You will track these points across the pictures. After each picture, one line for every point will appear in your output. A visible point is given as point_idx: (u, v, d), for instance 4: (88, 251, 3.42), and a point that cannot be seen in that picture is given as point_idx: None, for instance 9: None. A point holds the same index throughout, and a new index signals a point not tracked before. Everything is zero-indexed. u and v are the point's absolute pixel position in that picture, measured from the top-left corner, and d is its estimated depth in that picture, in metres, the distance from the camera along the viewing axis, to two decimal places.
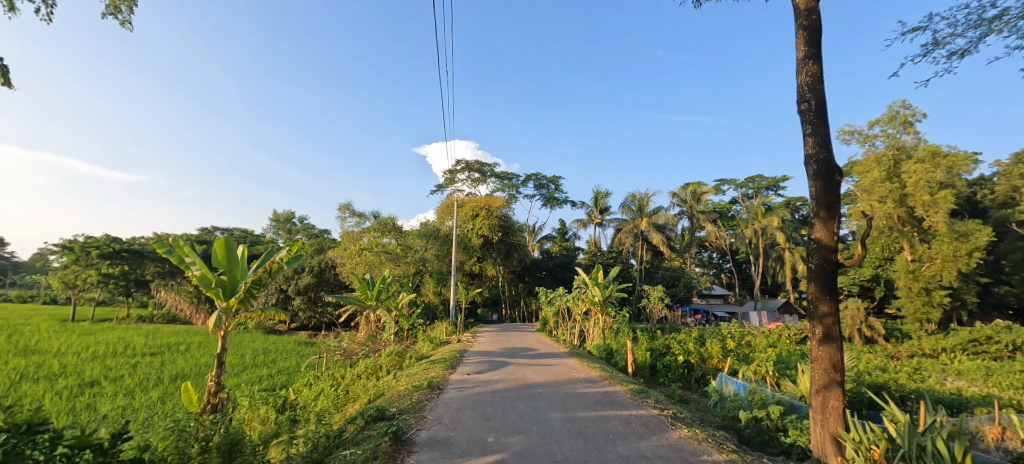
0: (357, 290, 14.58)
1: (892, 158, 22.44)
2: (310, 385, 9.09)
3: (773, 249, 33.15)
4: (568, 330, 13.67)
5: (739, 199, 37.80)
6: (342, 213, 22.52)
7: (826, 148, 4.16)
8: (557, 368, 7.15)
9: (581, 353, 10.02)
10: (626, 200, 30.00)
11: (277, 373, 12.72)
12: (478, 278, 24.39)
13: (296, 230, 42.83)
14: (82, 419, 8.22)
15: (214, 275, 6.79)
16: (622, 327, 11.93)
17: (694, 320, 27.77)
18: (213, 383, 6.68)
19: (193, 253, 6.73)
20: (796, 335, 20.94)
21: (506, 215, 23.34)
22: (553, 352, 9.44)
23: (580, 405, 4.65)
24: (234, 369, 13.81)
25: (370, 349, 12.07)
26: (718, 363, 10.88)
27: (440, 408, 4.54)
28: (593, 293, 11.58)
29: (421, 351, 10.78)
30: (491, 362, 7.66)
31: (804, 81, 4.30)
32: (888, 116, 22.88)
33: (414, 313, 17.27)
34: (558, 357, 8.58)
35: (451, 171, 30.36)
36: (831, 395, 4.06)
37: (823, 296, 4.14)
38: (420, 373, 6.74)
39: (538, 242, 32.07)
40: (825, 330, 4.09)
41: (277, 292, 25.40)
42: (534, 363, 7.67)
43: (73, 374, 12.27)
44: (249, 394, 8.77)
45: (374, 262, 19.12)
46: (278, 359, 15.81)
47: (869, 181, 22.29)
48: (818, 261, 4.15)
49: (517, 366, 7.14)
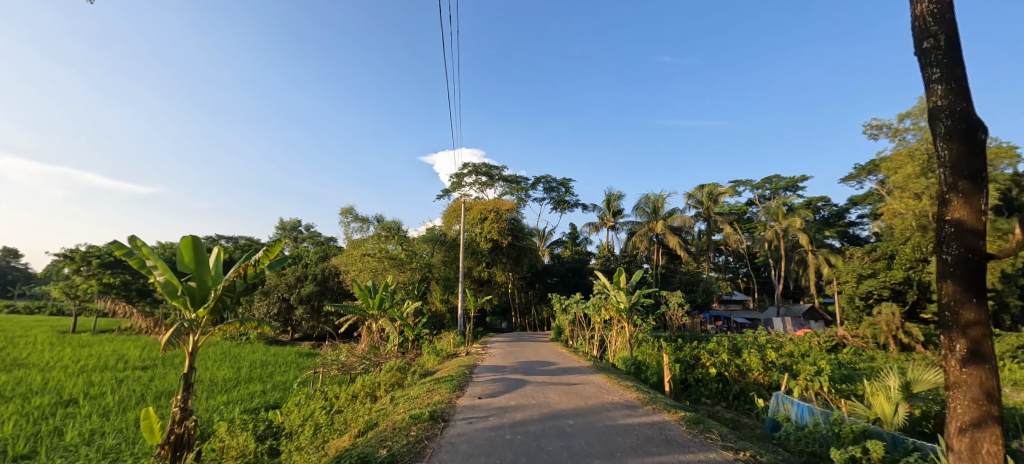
0: (358, 299, 13.70)
1: (926, 152, 21.01)
2: (301, 406, 8.03)
3: (795, 251, 31.69)
4: (587, 339, 12.56)
5: (756, 201, 36.48)
6: (345, 217, 21.64)
7: (964, 98, 3.10)
8: (583, 388, 6.04)
9: (606, 367, 8.91)
10: (639, 202, 28.86)
11: (271, 390, 11.76)
12: (487, 284, 23.11)
13: (302, 238, 42.10)
14: (40, 447, 7.27)
15: (181, 281, 5.81)
16: (649, 338, 10.76)
17: (715, 328, 26.32)
18: (179, 408, 5.66)
19: (155, 255, 5.69)
20: (826, 344, 19.58)
21: (516, 218, 22.25)
22: (574, 366, 8.30)
23: (629, 447, 3.53)
24: (225, 384, 12.83)
25: (370, 362, 10.99)
26: (759, 377, 9.53)
27: (444, 453, 3.47)
28: (617, 299, 10.49)
29: (426, 365, 9.72)
30: (505, 381, 6.56)
31: (926, 11, 3.24)
32: (920, 109, 21.66)
33: (420, 321, 16.22)
34: (582, 373, 7.45)
35: (458, 175, 29.47)
36: (984, 436, 2.97)
37: (967, 300, 3.04)
38: (421, 396, 5.66)
39: (549, 247, 30.93)
40: (972, 346, 3.00)
41: (279, 301, 24.44)
42: (556, 381, 6.55)
43: (52, 391, 11.36)
44: (229, 418, 7.71)
45: (376, 269, 18.47)
46: (275, 373, 14.78)
47: (902, 177, 21.12)
48: (957, 251, 3.07)
49: (538, 387, 6.04)
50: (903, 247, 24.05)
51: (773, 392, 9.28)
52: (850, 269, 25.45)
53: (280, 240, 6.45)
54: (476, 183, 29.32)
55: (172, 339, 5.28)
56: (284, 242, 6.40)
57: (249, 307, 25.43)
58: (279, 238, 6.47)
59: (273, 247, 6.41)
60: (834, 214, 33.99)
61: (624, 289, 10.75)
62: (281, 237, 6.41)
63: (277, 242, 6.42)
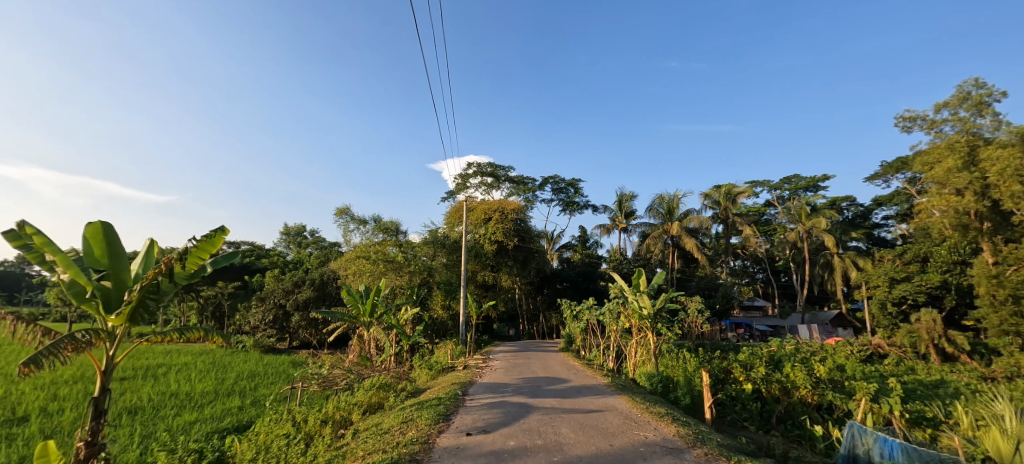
0: (348, 305, 12.44)
1: (967, 144, 19.32)
2: (262, 432, 6.75)
3: (819, 254, 29.93)
4: (602, 350, 11.20)
5: (774, 202, 34.88)
6: (341, 218, 20.49)
7: None
8: (605, 418, 4.71)
9: (627, 384, 7.51)
10: (653, 202, 27.46)
11: (247, 406, 10.53)
12: (492, 289, 21.78)
13: (306, 243, 41.04)
14: None
15: (92, 281, 4.54)
16: (672, 349, 9.33)
17: (736, 336, 24.69)
18: (85, 443, 4.38)
19: (54, 248, 4.41)
20: (860, 354, 17.88)
21: (522, 218, 20.88)
22: (589, 384, 6.94)
23: None
24: (201, 399, 11.65)
25: (357, 377, 9.71)
26: (809, 396, 8.08)
27: None
28: (640, 304, 8.99)
29: (417, 383, 8.43)
30: (506, 406, 5.24)
31: None
32: (958, 98, 20.11)
33: (418, 329, 14.90)
34: (599, 394, 6.10)
35: (463, 176, 28.37)
36: None
37: None
38: (392, 432, 4.33)
39: (558, 251, 29.52)
40: None
41: (274, 307, 23.26)
42: (569, 407, 5.19)
43: (8, 406, 10.21)
44: (174, 448, 6.49)
45: (372, 272, 17.25)
46: (260, 385, 13.65)
47: (941, 172, 19.40)
48: None
49: (546, 417, 4.70)
50: (938, 249, 22.37)
51: (825, 415, 7.88)
52: (880, 273, 23.75)
53: (225, 228, 5.07)
54: (482, 184, 28.14)
55: (43, 356, 3.94)
56: (228, 232, 4.99)
57: (247, 314, 24.37)
58: (223, 227, 5.10)
59: (215, 238, 5.01)
60: (859, 214, 32.26)
61: (646, 293, 9.29)
62: (224, 226, 5.03)
63: (219, 231, 5.01)
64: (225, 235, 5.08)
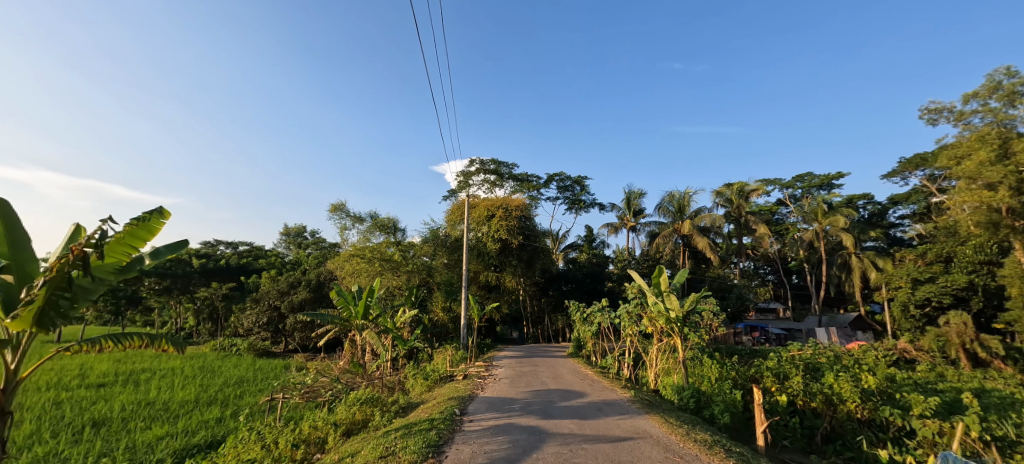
0: (339, 307, 11.46)
1: (999, 136, 18.13)
2: (229, 454, 5.78)
3: (835, 254, 28.76)
4: (616, 357, 10.19)
5: (786, 200, 33.75)
6: (337, 215, 19.55)
7: None
8: (638, 453, 3.70)
9: (653, 398, 6.48)
10: (662, 200, 26.43)
11: (227, 418, 9.54)
12: (495, 290, 20.81)
13: (307, 244, 40.11)
14: None
15: None
16: (700, 356, 8.29)
17: (750, 340, 23.63)
18: None
19: None
20: (887, 359, 16.77)
21: (526, 216, 19.92)
22: (610, 400, 5.92)
23: None
24: (181, 408, 10.68)
25: (345, 388, 8.76)
26: (857, 411, 7.01)
27: None
28: (668, 308, 7.93)
29: (411, 396, 7.47)
30: (513, 433, 4.22)
31: None
32: (989, 88, 18.99)
33: (416, 332, 13.98)
34: (623, 415, 5.08)
35: (465, 174, 27.47)
36: None
37: None
38: None
39: (563, 251, 28.56)
40: None
41: (268, 310, 22.35)
42: (593, 434, 4.17)
43: None
44: None
45: (369, 272, 16.39)
46: (246, 393, 12.66)
47: (973, 165, 18.03)
48: None
49: (561, 451, 3.67)
50: (962, 248, 21.11)
51: (882, 434, 6.84)
52: (901, 273, 22.66)
53: (164, 211, 4.20)
54: (484, 181, 27.19)
55: None
56: (168, 213, 4.12)
57: (241, 317, 23.54)
58: (161, 209, 4.24)
59: (152, 221, 4.14)
60: (876, 213, 31.09)
61: (671, 292, 8.24)
62: (163, 208, 4.18)
63: (157, 213, 4.15)
64: (164, 218, 4.20)
